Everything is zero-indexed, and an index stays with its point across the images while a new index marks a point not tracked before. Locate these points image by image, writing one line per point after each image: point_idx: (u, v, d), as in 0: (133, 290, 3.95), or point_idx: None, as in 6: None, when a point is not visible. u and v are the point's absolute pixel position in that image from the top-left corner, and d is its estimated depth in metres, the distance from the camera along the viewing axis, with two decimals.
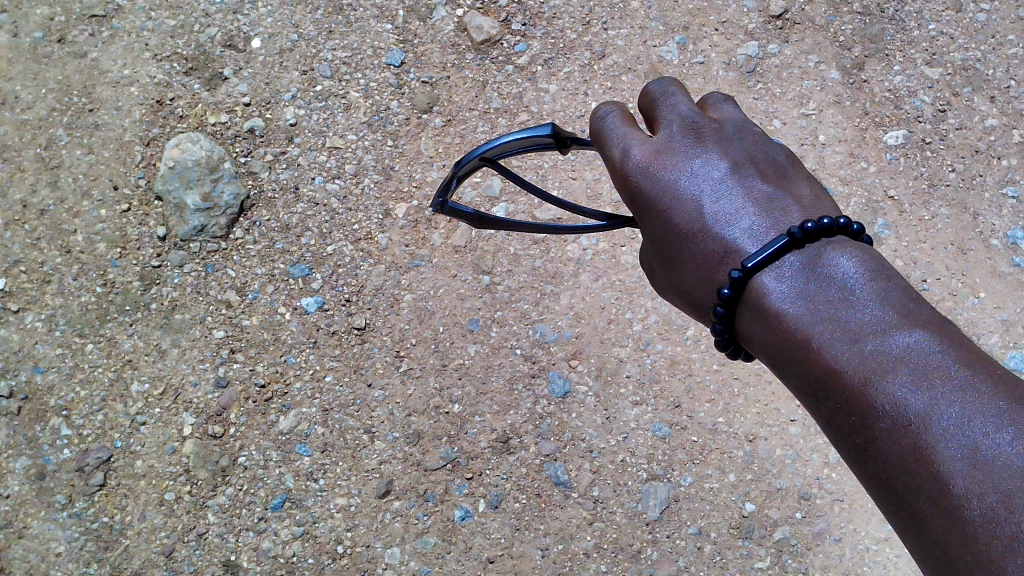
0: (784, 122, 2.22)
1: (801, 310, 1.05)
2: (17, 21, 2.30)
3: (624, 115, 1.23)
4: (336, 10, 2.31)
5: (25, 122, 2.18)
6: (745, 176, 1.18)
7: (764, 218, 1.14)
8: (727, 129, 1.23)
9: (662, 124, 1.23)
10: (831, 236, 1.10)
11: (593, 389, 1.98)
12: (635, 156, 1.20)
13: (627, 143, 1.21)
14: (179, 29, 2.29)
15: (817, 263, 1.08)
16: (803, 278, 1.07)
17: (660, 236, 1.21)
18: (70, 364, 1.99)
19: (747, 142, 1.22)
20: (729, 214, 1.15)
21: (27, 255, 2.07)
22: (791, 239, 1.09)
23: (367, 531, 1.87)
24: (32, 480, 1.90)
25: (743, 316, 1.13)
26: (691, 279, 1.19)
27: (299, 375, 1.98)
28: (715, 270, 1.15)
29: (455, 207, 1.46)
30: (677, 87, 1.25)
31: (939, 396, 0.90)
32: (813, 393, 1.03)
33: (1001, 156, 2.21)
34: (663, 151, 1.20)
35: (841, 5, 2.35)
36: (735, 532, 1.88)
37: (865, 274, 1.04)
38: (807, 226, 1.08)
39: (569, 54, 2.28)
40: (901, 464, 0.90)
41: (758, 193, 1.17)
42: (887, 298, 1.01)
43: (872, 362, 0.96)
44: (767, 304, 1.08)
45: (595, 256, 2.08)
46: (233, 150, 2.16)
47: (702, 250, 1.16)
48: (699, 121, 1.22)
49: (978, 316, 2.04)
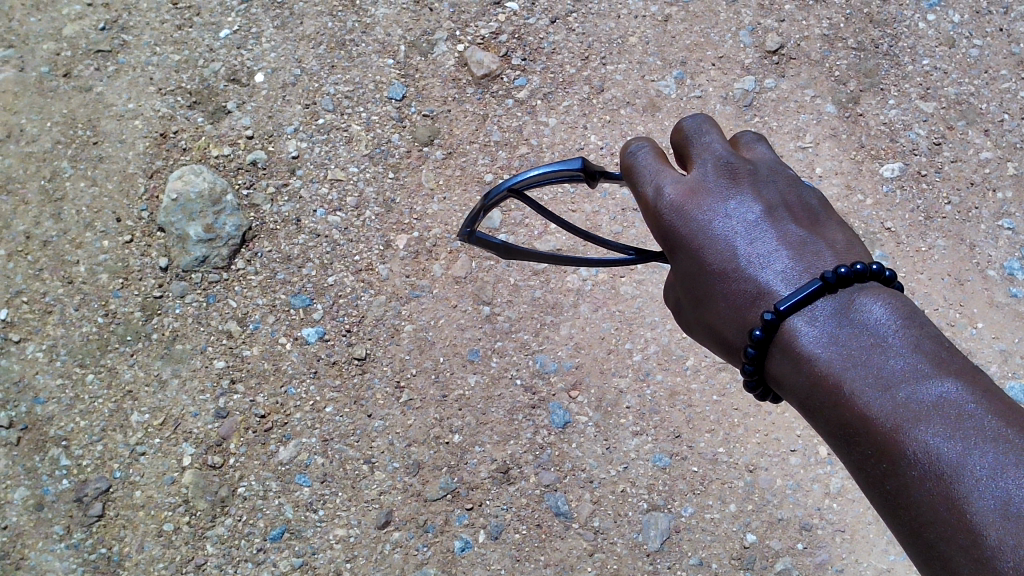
0: (781, 155, 2.24)
1: (832, 354, 1.06)
2: (24, 56, 2.33)
3: (656, 152, 1.25)
4: (339, 45, 2.35)
5: (30, 154, 2.21)
6: (779, 219, 1.20)
7: (797, 261, 1.15)
8: (761, 170, 1.25)
9: (695, 162, 1.25)
10: (863, 282, 1.11)
11: (594, 419, 1.98)
12: (667, 196, 1.22)
13: (659, 180, 1.23)
14: (184, 64, 2.32)
15: (850, 309, 1.08)
16: (834, 322, 1.08)
17: (691, 275, 1.22)
18: (71, 395, 1.99)
19: (780, 184, 1.24)
20: (762, 256, 1.16)
21: (29, 286, 2.08)
22: (824, 284, 1.09)
23: (366, 562, 1.86)
24: (30, 511, 1.89)
25: (774, 358, 1.13)
26: (721, 319, 1.20)
27: (299, 406, 1.98)
28: (746, 311, 1.16)
29: (483, 238, 1.47)
30: (710, 126, 1.26)
31: (972, 446, 0.91)
32: (843, 438, 1.03)
33: (996, 189, 2.23)
34: (697, 191, 1.21)
35: (835, 41, 2.39)
36: (736, 563, 1.87)
37: (897, 321, 1.05)
38: (841, 272, 1.09)
39: (568, 88, 2.31)
40: (932, 511, 0.91)
41: (791, 236, 1.18)
42: (919, 346, 1.02)
43: (904, 409, 0.97)
44: (798, 347, 1.09)
45: (594, 287, 2.10)
46: (236, 182, 2.18)
47: (734, 291, 1.17)
48: (733, 161, 1.24)
49: (977, 346, 2.05)
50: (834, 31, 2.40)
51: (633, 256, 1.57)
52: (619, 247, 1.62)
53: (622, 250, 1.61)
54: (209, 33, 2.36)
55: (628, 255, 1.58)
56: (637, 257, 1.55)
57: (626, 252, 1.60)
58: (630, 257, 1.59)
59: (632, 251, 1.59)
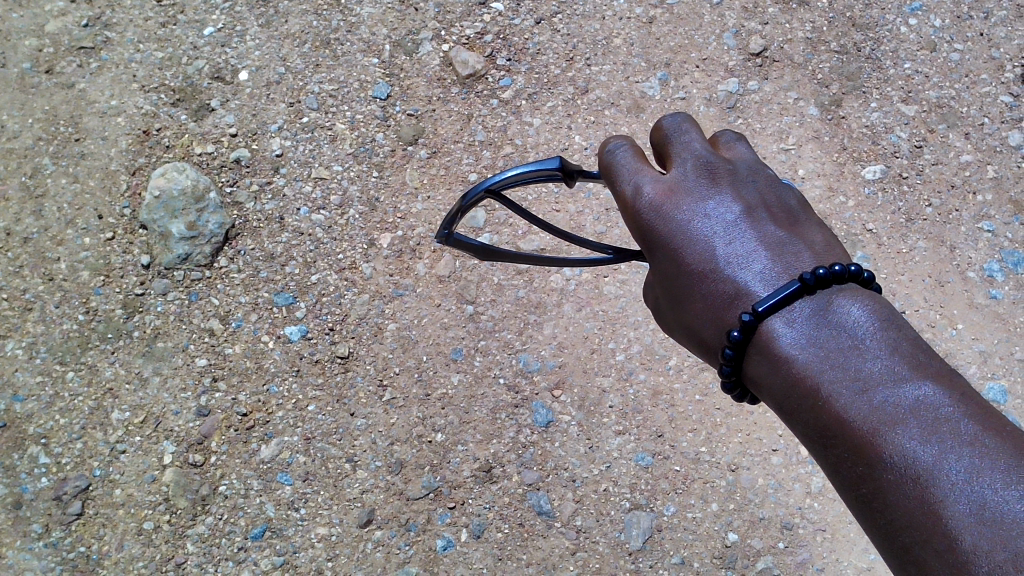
0: (765, 157, 2.25)
1: (810, 356, 1.07)
2: (6, 52, 2.32)
3: (636, 150, 1.26)
4: (323, 44, 2.35)
5: (11, 151, 2.19)
6: (758, 219, 1.20)
7: (776, 261, 1.16)
8: (741, 170, 1.25)
9: (675, 162, 1.25)
10: (842, 283, 1.11)
11: (577, 418, 1.98)
12: (645, 197, 1.22)
13: (638, 179, 1.23)
14: (167, 61, 2.32)
15: (828, 310, 1.09)
16: (812, 323, 1.09)
17: (670, 274, 1.22)
18: (50, 393, 1.97)
19: (760, 184, 1.25)
20: (741, 257, 1.17)
21: (9, 283, 2.07)
22: (802, 285, 1.10)
23: (348, 561, 1.85)
24: (8, 509, 1.87)
25: (751, 359, 1.13)
26: (700, 319, 1.20)
27: (281, 404, 1.97)
28: (724, 311, 1.17)
29: (461, 239, 1.47)
30: (690, 126, 1.27)
31: (948, 449, 0.91)
32: (819, 440, 1.04)
33: (977, 191, 2.25)
34: (675, 191, 1.22)
35: (818, 44, 2.41)
36: (717, 562, 1.87)
37: (876, 323, 1.06)
38: (819, 273, 1.09)
39: (553, 89, 2.32)
40: (908, 515, 0.92)
41: (770, 236, 1.18)
42: (896, 349, 1.03)
43: (881, 412, 0.97)
44: (776, 349, 1.09)
45: (578, 286, 2.10)
46: (219, 180, 2.17)
47: (712, 291, 1.18)
48: (713, 160, 1.24)
49: (956, 347, 2.06)
50: (817, 34, 2.42)
51: (612, 256, 1.57)
52: (598, 246, 1.62)
53: (601, 250, 1.61)
54: (193, 30, 2.36)
55: (607, 254, 1.59)
56: (615, 256, 1.56)
57: (604, 252, 1.60)
58: (609, 256, 1.60)
59: (610, 250, 1.59)
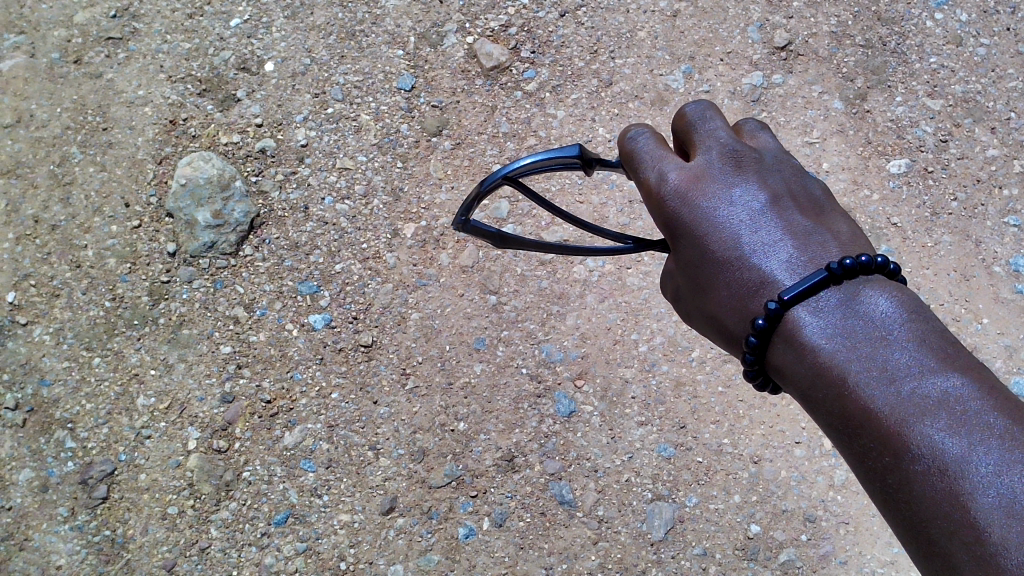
0: (788, 150, 2.25)
1: (835, 346, 1.06)
2: (35, 42, 2.34)
3: (657, 137, 1.25)
4: (349, 36, 2.36)
5: (40, 139, 2.21)
6: (784, 209, 1.20)
7: (802, 251, 1.15)
8: (766, 159, 1.25)
9: (700, 149, 1.24)
10: (868, 275, 1.11)
11: (599, 409, 1.98)
12: (669, 184, 1.22)
13: (662, 166, 1.23)
14: (194, 52, 2.33)
15: (855, 301, 1.08)
16: (839, 314, 1.08)
17: (694, 262, 1.22)
18: (77, 378, 1.99)
19: (785, 174, 1.24)
20: (767, 246, 1.17)
21: (37, 269, 2.09)
22: (830, 275, 1.10)
23: (370, 548, 1.86)
24: (34, 492, 1.89)
25: (776, 347, 1.13)
26: (723, 308, 1.20)
27: (305, 392, 1.99)
28: (749, 300, 1.16)
29: (477, 226, 1.46)
30: (713, 112, 1.26)
31: (978, 442, 0.91)
32: (844, 430, 1.03)
33: (1002, 186, 2.23)
34: (701, 178, 1.21)
35: (843, 38, 2.40)
36: (740, 553, 1.87)
37: (903, 315, 1.06)
38: (846, 263, 1.09)
39: (577, 81, 2.32)
40: (934, 506, 0.91)
41: (796, 227, 1.18)
42: (924, 341, 1.02)
43: (908, 403, 0.97)
44: (802, 339, 1.09)
45: (601, 277, 2.10)
46: (244, 169, 2.19)
47: (737, 279, 1.17)
48: (738, 148, 1.24)
49: (982, 341, 2.05)
50: (842, 28, 2.41)
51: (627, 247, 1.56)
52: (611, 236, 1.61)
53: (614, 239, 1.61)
54: (219, 22, 2.37)
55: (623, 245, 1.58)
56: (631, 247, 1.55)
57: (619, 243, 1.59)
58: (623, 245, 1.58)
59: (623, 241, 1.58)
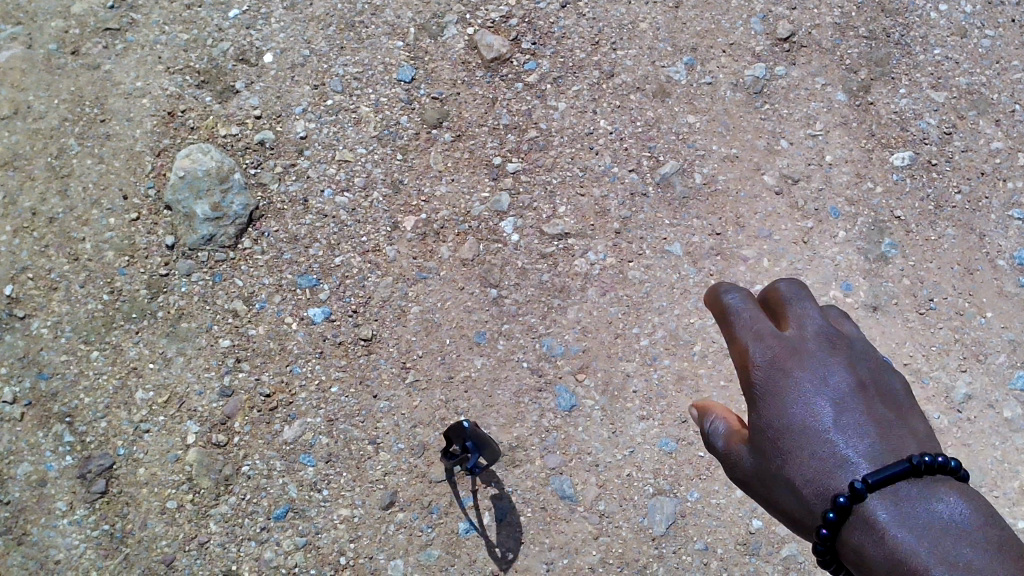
0: (791, 143, 2.23)
1: (908, 535, 0.86)
2: (32, 33, 2.32)
3: (752, 301, 1.07)
4: (348, 27, 2.34)
5: (38, 131, 2.19)
6: (873, 399, 1.00)
7: (890, 443, 0.95)
8: (863, 346, 1.06)
9: (792, 323, 1.06)
10: (959, 475, 0.90)
11: (600, 403, 1.97)
12: (762, 345, 1.04)
13: (754, 330, 1.05)
14: (192, 43, 2.31)
15: (936, 497, 0.88)
16: (913, 507, 0.88)
17: (769, 464, 1.01)
18: (75, 371, 1.98)
19: (882, 369, 1.05)
20: (855, 434, 0.96)
21: (35, 262, 2.07)
22: (911, 466, 0.90)
23: (370, 543, 1.85)
24: (33, 487, 1.88)
25: (848, 548, 0.91)
26: (799, 513, 0.98)
27: (305, 385, 1.97)
28: (825, 490, 0.95)
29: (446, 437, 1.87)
30: (810, 294, 1.08)
31: None
32: None
33: (1007, 178, 2.22)
34: (793, 354, 1.03)
35: (847, 29, 2.38)
36: (741, 548, 1.86)
37: (986, 518, 0.86)
38: (928, 458, 0.89)
39: (578, 73, 2.30)
40: None
41: (886, 421, 0.98)
42: (1005, 545, 0.84)
43: None
44: (877, 523, 0.88)
45: (602, 271, 2.09)
46: (243, 162, 2.17)
47: (818, 475, 0.97)
48: (836, 333, 1.05)
49: (986, 335, 2.05)
50: (846, 19, 2.39)
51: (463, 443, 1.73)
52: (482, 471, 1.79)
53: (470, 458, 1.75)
54: (217, 12, 2.35)
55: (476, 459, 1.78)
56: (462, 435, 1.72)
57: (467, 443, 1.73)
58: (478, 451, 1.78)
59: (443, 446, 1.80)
